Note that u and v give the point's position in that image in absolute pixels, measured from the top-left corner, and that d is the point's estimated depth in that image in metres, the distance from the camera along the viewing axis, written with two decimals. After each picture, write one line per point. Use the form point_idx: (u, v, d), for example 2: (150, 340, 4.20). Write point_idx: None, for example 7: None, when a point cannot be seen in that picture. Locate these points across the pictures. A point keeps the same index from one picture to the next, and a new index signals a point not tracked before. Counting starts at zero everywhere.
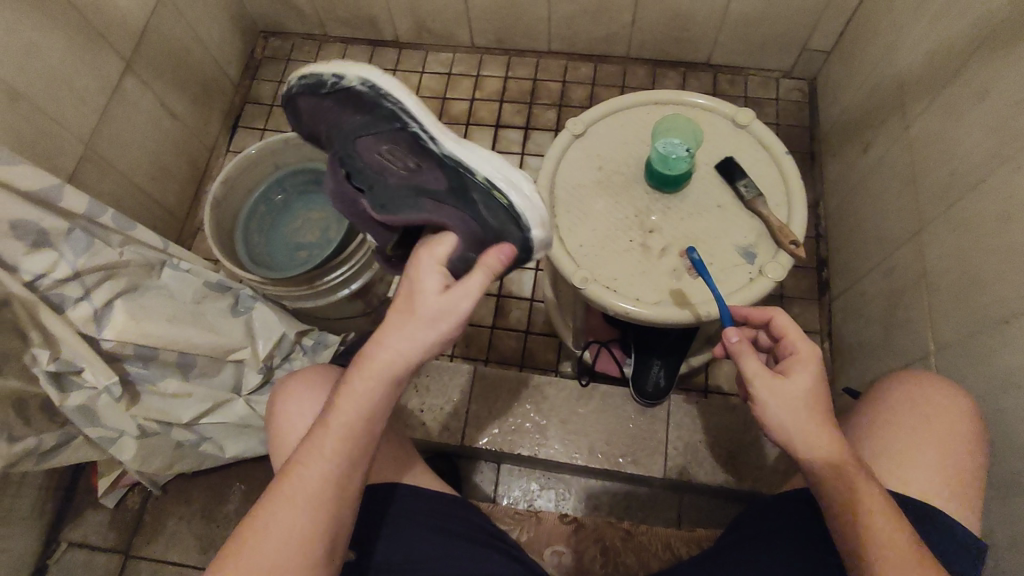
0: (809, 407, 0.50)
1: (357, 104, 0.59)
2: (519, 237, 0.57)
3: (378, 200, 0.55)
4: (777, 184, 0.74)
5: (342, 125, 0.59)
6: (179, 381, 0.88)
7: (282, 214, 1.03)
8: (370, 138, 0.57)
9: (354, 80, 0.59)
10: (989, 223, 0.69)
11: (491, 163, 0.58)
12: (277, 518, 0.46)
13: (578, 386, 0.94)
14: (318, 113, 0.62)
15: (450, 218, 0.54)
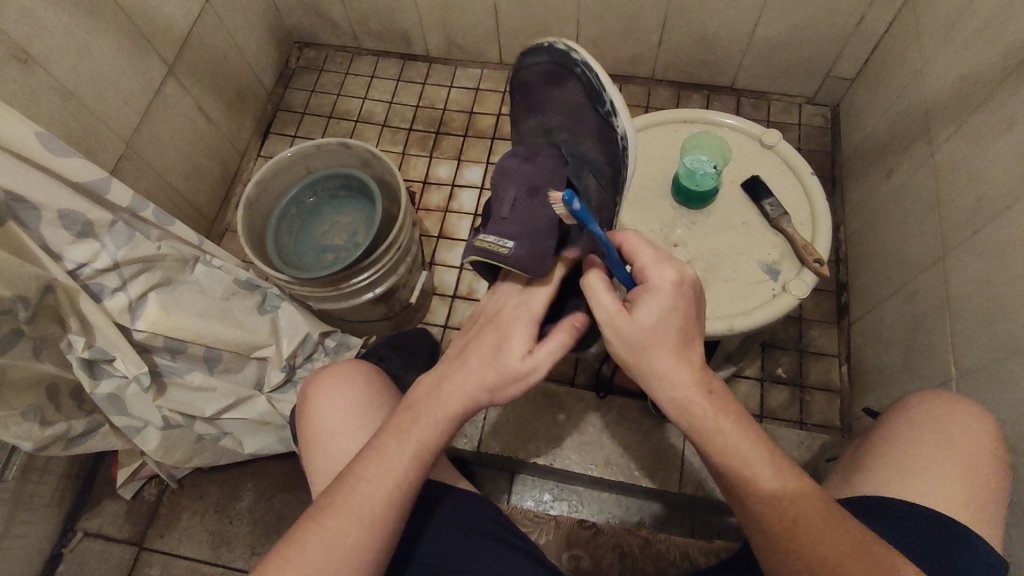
0: (661, 332, 0.49)
1: (608, 150, 0.70)
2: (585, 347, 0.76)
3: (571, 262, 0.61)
4: (802, 204, 0.75)
5: (585, 152, 0.70)
6: (204, 376, 0.90)
7: (312, 217, 1.06)
8: (599, 189, 0.68)
9: (621, 132, 0.70)
10: (1014, 249, 0.69)
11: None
12: (364, 497, 0.49)
13: (596, 398, 0.95)
14: (576, 108, 0.72)
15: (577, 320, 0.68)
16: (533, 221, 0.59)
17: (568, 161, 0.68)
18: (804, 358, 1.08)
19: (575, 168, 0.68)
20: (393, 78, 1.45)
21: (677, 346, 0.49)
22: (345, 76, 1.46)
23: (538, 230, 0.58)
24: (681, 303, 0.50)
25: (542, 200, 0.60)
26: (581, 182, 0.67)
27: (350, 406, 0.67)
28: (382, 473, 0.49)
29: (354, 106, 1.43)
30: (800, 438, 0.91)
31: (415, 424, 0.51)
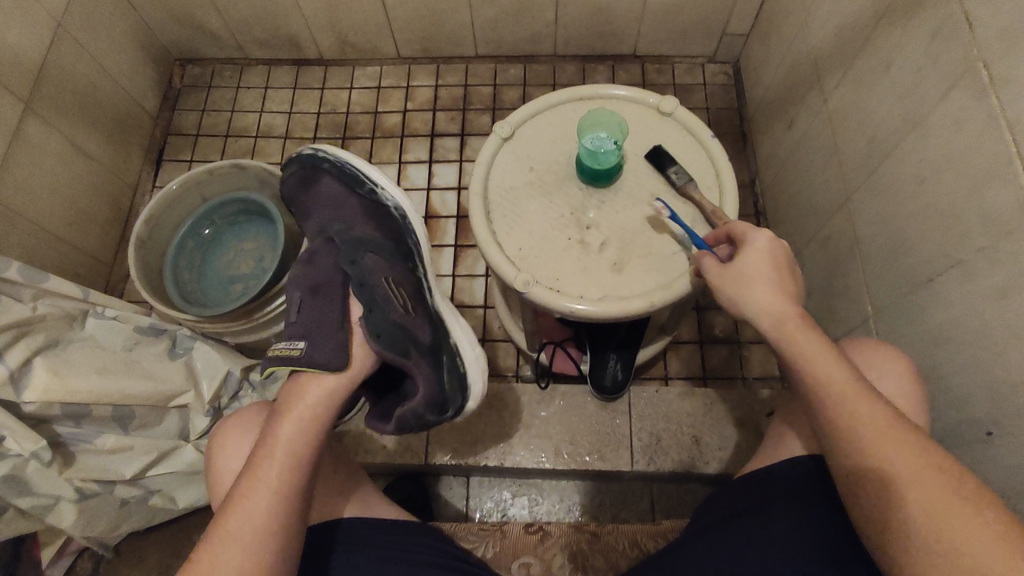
0: (756, 274, 0.54)
1: (382, 226, 0.74)
2: (462, 405, 0.73)
3: (376, 327, 0.66)
4: (706, 167, 0.74)
5: (360, 235, 0.72)
6: (117, 436, 0.83)
7: (214, 248, 0.99)
8: (382, 265, 0.72)
9: (392, 208, 0.76)
10: (906, 186, 0.71)
11: (464, 336, 0.76)
12: (218, 561, 0.52)
13: (537, 390, 0.93)
14: (337, 199, 0.75)
15: (419, 376, 0.68)
16: (320, 322, 0.66)
17: (343, 246, 0.71)
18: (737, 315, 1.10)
19: (352, 252, 0.71)
20: (288, 87, 1.37)
21: (774, 284, 0.53)
22: (236, 90, 1.37)
23: (323, 328, 0.66)
24: (772, 258, 0.54)
25: (325, 299, 0.68)
26: (359, 263, 0.70)
27: (231, 467, 0.63)
28: (238, 532, 0.53)
29: (251, 121, 1.35)
30: (739, 398, 0.92)
31: (235, 519, 0.53)
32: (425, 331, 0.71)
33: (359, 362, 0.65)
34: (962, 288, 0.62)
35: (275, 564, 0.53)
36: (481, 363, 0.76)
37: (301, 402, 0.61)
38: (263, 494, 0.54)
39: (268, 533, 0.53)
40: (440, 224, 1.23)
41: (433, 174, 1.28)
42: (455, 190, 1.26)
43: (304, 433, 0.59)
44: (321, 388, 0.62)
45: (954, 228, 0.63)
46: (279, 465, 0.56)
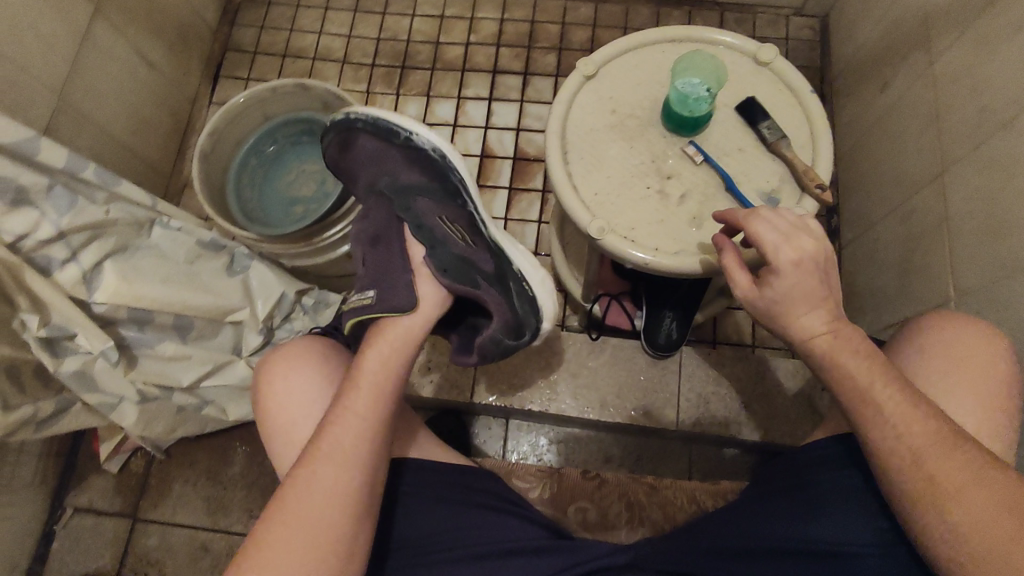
0: (798, 305, 0.50)
1: (425, 169, 0.68)
2: (536, 328, 0.68)
3: (442, 262, 0.64)
4: (800, 124, 0.70)
5: (406, 183, 0.68)
6: (176, 344, 0.85)
7: (275, 167, 0.98)
8: (434, 206, 0.67)
9: (430, 149, 0.69)
10: (1020, 162, 0.66)
11: (527, 262, 0.69)
12: (314, 484, 0.53)
13: (588, 341, 0.93)
14: (374, 154, 0.70)
15: (491, 303, 0.66)
16: (383, 266, 0.66)
17: (393, 197, 0.68)
18: None
19: (404, 200, 0.67)
20: (350, 9, 1.33)
21: (810, 309, 0.50)
22: (297, 9, 1.33)
23: (391, 271, 0.66)
24: (807, 280, 0.50)
25: (385, 247, 0.67)
26: (413, 207, 0.67)
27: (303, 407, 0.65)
28: (332, 457, 0.54)
29: (310, 42, 1.31)
30: (793, 368, 0.90)
31: (328, 444, 0.54)
32: (488, 262, 0.67)
33: (428, 299, 0.64)
34: None
35: (366, 492, 0.54)
36: (547, 284, 0.70)
37: (383, 340, 0.61)
38: (356, 422, 0.55)
39: (360, 460, 0.54)
40: (497, 165, 1.20)
41: (493, 113, 1.24)
42: (514, 131, 1.22)
43: (391, 369, 0.59)
44: (402, 327, 0.62)
45: None
46: (368, 395, 0.57)
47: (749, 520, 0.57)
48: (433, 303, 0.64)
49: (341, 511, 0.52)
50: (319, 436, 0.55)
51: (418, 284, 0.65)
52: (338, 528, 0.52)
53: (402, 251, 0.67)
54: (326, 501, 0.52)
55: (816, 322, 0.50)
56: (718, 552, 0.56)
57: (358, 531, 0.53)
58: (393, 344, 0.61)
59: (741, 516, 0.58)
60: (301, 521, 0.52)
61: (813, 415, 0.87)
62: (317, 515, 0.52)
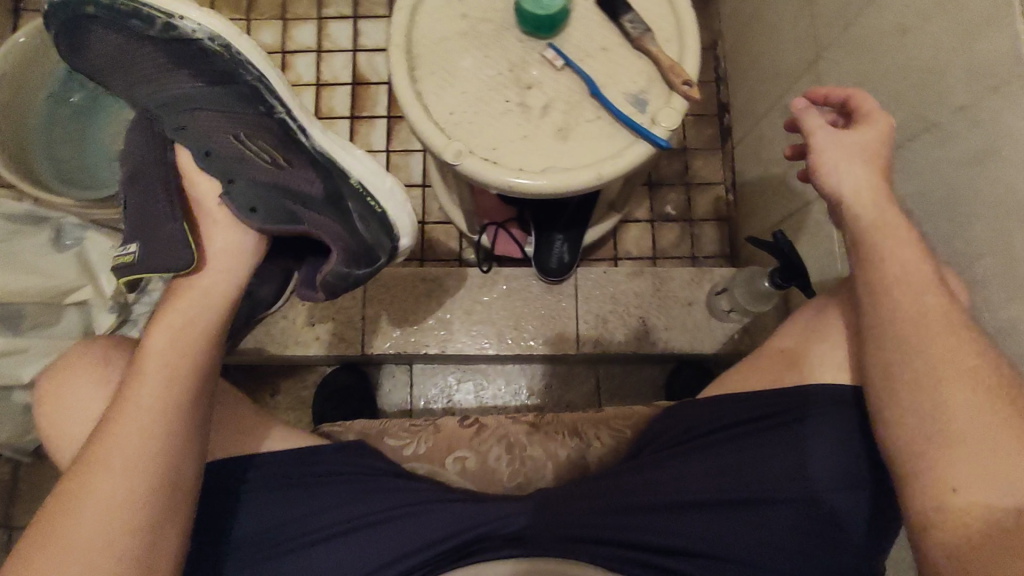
0: (848, 155, 0.51)
1: (195, 71, 0.58)
2: (393, 248, 0.63)
3: (250, 200, 0.58)
4: (665, 14, 0.64)
5: (171, 92, 0.58)
6: (7, 336, 0.75)
7: (90, 118, 0.84)
8: (220, 118, 0.58)
9: (192, 35, 0.56)
10: (886, 36, 0.63)
11: (361, 167, 0.62)
12: (99, 475, 0.47)
13: (479, 274, 0.87)
14: (125, 50, 0.58)
15: (326, 232, 0.61)
16: (149, 208, 0.58)
17: (161, 114, 0.59)
18: (690, 192, 1.05)
19: (176, 118, 0.59)
20: None
21: (858, 164, 0.51)
22: None
23: (155, 216, 0.58)
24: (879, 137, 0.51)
25: (144, 185, 0.58)
26: (188, 129, 0.59)
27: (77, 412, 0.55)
28: (118, 443, 0.48)
29: None
30: (688, 277, 0.88)
31: (114, 434, 0.48)
32: (309, 180, 0.60)
33: (230, 244, 0.59)
34: (936, 152, 0.57)
35: (162, 478, 0.48)
36: (400, 191, 0.63)
37: (173, 307, 0.54)
38: (137, 418, 0.48)
39: (149, 464, 0.48)
40: (369, 92, 1.09)
41: (358, 33, 1.11)
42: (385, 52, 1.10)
43: (184, 342, 0.53)
44: (204, 291, 0.56)
45: (937, 87, 0.56)
46: (156, 382, 0.50)
47: (687, 475, 0.54)
48: (228, 256, 0.59)
49: (130, 503, 0.47)
50: (88, 449, 0.48)
51: (202, 233, 0.60)
52: (132, 531, 0.47)
53: (169, 180, 0.59)
54: (105, 517, 0.46)
55: (858, 185, 0.51)
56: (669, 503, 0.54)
57: (154, 538, 0.48)
58: (187, 313, 0.54)
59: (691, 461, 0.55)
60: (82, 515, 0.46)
61: (710, 321, 0.87)
62: (104, 507, 0.46)
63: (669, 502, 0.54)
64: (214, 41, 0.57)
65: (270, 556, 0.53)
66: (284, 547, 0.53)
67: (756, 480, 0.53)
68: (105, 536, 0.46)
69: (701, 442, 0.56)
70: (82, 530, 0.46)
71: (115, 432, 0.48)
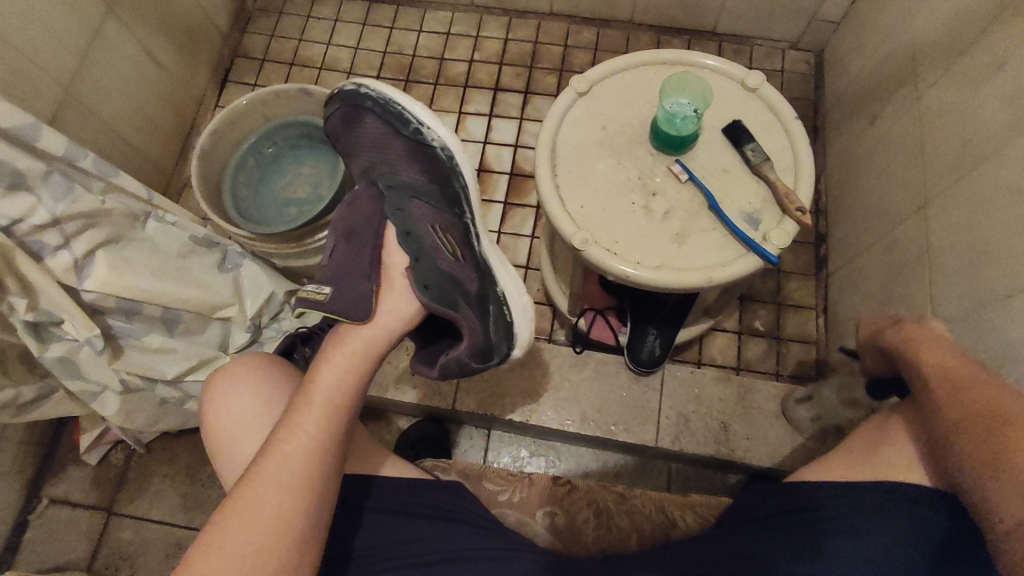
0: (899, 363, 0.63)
1: (427, 169, 0.72)
2: (507, 352, 0.73)
3: (424, 278, 0.68)
4: (784, 147, 0.72)
5: (402, 178, 0.72)
6: (163, 337, 0.85)
7: (273, 168, 1.00)
8: (430, 213, 0.71)
9: (437, 146, 0.71)
10: (1000, 194, 0.68)
11: (510, 282, 0.74)
12: (263, 496, 0.55)
13: (572, 353, 0.93)
14: (380, 138, 0.72)
15: (468, 325, 0.69)
16: (349, 266, 0.68)
17: (388, 193, 0.71)
18: (781, 311, 1.08)
19: (397, 201, 0.71)
20: (358, 22, 1.36)
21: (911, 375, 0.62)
22: (306, 19, 1.37)
23: (353, 274, 0.68)
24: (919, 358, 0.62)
25: (355, 244, 0.69)
26: (405, 211, 0.70)
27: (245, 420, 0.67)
28: (282, 467, 0.56)
29: (318, 52, 1.34)
30: (774, 391, 0.90)
31: (279, 458, 0.56)
32: (470, 280, 0.71)
33: (398, 311, 0.68)
34: None
35: (311, 503, 0.56)
36: (530, 312, 0.75)
37: (339, 351, 0.63)
38: (300, 449, 0.57)
39: (307, 494, 0.56)
40: (493, 179, 1.22)
41: (492, 129, 1.26)
42: (512, 147, 1.25)
43: (343, 385, 0.61)
44: (367, 345, 0.65)
45: None
46: (320, 413, 0.59)
47: (754, 558, 0.55)
48: (392, 317, 0.67)
49: (285, 525, 0.54)
50: (255, 470, 0.56)
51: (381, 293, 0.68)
52: (282, 549, 0.54)
53: (375, 245, 0.70)
54: (256, 537, 0.54)
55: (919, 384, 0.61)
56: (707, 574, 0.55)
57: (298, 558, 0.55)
58: (346, 363, 0.63)
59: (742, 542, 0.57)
60: (245, 529, 0.54)
61: (794, 437, 0.87)
62: (263, 526, 0.54)
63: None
64: (449, 153, 0.72)
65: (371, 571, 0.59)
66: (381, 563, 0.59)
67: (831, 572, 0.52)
68: (263, 551, 0.53)
69: (771, 526, 0.58)
70: (243, 543, 0.53)
71: (281, 457, 0.56)
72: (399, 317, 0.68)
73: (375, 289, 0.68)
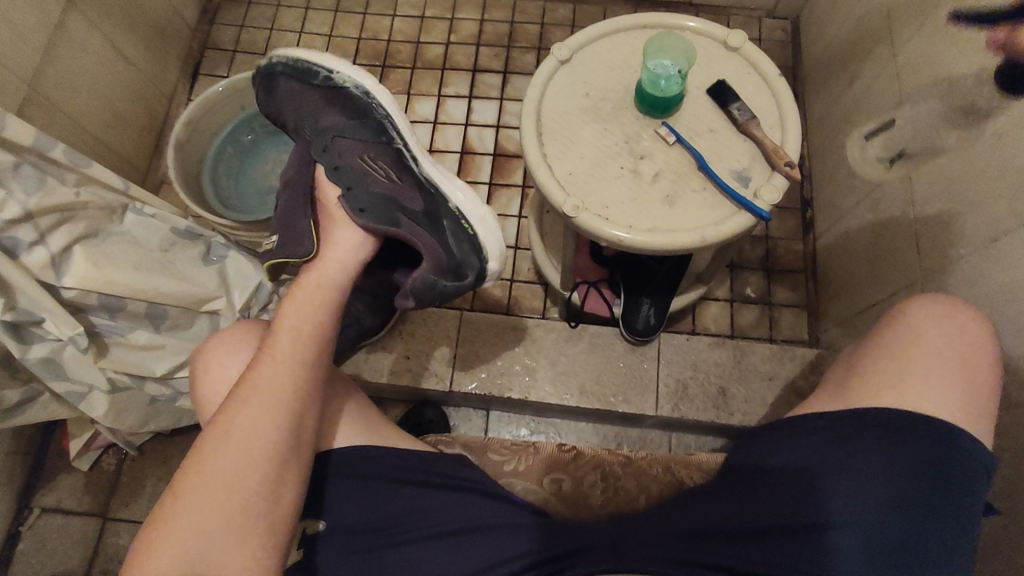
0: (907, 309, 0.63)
1: (343, 107, 0.71)
2: (480, 269, 0.69)
3: (359, 202, 0.67)
4: (769, 105, 0.71)
5: (323, 123, 0.72)
6: (149, 333, 0.83)
7: (253, 156, 0.98)
8: (355, 144, 0.70)
9: (348, 85, 0.71)
10: (982, 141, 0.68)
11: (461, 193, 0.70)
12: (241, 418, 0.55)
13: (566, 328, 0.93)
14: (298, 94, 0.74)
15: (419, 240, 0.68)
16: (290, 214, 0.70)
17: (313, 140, 0.72)
18: (770, 276, 1.08)
19: (320, 142, 0.71)
20: (330, 9, 1.34)
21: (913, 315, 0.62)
22: (276, 8, 1.34)
23: (293, 220, 0.69)
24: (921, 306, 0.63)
25: (292, 193, 0.71)
26: (330, 150, 0.70)
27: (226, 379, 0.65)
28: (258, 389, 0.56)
29: (290, 41, 1.32)
30: (769, 354, 0.90)
31: (255, 382, 0.57)
32: (412, 197, 0.69)
33: (347, 245, 0.67)
34: None
35: (291, 422, 0.56)
36: (492, 221, 0.71)
37: (309, 282, 0.64)
38: (274, 372, 0.57)
39: (285, 416, 0.56)
40: (476, 161, 1.21)
41: (473, 110, 1.25)
42: (494, 127, 1.23)
43: (313, 313, 0.62)
44: (334, 276, 0.65)
45: None
46: (291, 340, 0.59)
47: (756, 511, 0.57)
48: (344, 248, 0.67)
49: (267, 442, 0.55)
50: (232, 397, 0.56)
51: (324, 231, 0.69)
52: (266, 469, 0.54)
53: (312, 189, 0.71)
54: (241, 460, 0.54)
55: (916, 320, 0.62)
56: (702, 531, 0.57)
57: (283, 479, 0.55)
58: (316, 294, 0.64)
59: (739, 490, 0.58)
60: (227, 452, 0.54)
61: (791, 397, 0.88)
62: (244, 447, 0.54)
63: (731, 532, 0.56)
64: (360, 87, 0.71)
65: (388, 546, 0.57)
66: (394, 538, 0.58)
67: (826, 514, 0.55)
68: (247, 471, 0.54)
69: (767, 470, 0.58)
70: (228, 465, 0.54)
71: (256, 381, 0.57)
72: (351, 247, 0.67)
73: (315, 226, 0.68)
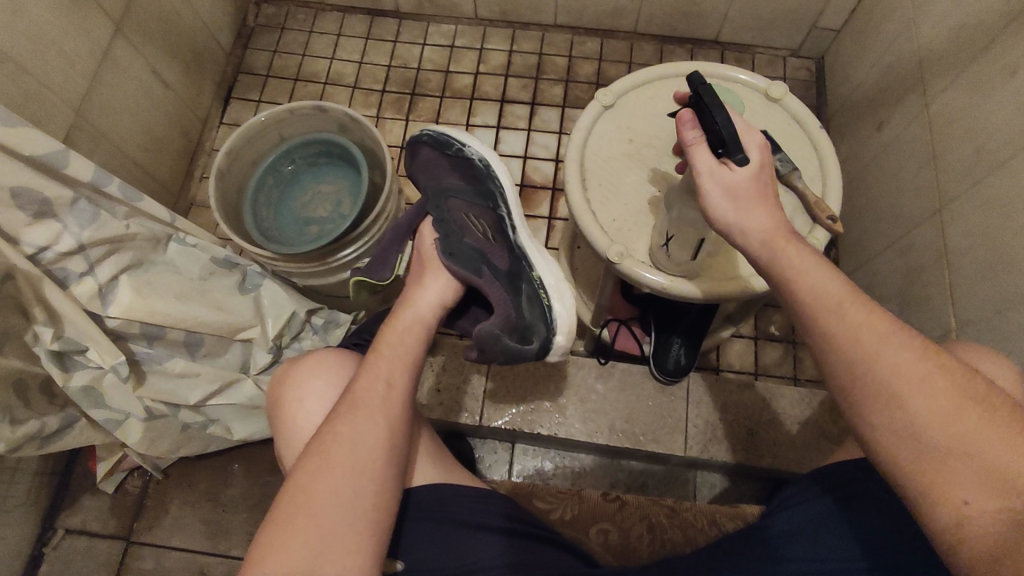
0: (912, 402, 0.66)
1: (466, 175, 0.75)
2: (546, 337, 0.71)
3: (450, 248, 0.68)
4: (809, 156, 0.73)
5: (444, 185, 0.75)
6: (186, 361, 0.84)
7: (292, 186, 1.00)
8: (463, 205, 0.73)
9: (476, 158, 0.76)
10: (1018, 198, 0.70)
11: (549, 273, 0.74)
12: (358, 411, 0.57)
13: (597, 365, 0.94)
14: (428, 163, 0.77)
15: (495, 295, 0.68)
16: (385, 249, 0.77)
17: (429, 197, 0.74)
18: None
19: (436, 198, 0.73)
20: (362, 37, 1.36)
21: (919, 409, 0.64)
22: (310, 35, 1.36)
23: (387, 255, 0.76)
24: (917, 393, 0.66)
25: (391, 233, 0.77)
26: (443, 205, 0.72)
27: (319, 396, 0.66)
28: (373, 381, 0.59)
29: (322, 67, 1.34)
30: (799, 397, 0.91)
31: (370, 379, 0.59)
32: (499, 258, 0.72)
33: (438, 291, 0.67)
34: None
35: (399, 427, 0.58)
36: (567, 296, 0.73)
37: (418, 298, 0.67)
38: (389, 371, 0.60)
39: (395, 418, 0.58)
40: None
41: (501, 140, 1.27)
42: (521, 158, 1.25)
43: (422, 321, 0.65)
44: (426, 293, 0.67)
45: None
46: (404, 344, 0.62)
47: (783, 537, 0.58)
48: (432, 293, 0.67)
49: (377, 440, 0.56)
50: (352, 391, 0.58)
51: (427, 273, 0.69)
52: (374, 465, 0.55)
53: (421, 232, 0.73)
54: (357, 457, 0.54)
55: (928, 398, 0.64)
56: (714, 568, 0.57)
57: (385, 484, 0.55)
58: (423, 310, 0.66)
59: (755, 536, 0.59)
60: (342, 444, 0.55)
61: (821, 441, 0.88)
62: (359, 441, 0.55)
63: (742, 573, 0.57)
64: (485, 161, 0.76)
65: None
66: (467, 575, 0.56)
67: (859, 545, 0.55)
68: (360, 468, 0.54)
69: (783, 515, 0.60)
70: (342, 460, 0.54)
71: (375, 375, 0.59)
72: (442, 294, 0.68)
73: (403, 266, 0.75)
